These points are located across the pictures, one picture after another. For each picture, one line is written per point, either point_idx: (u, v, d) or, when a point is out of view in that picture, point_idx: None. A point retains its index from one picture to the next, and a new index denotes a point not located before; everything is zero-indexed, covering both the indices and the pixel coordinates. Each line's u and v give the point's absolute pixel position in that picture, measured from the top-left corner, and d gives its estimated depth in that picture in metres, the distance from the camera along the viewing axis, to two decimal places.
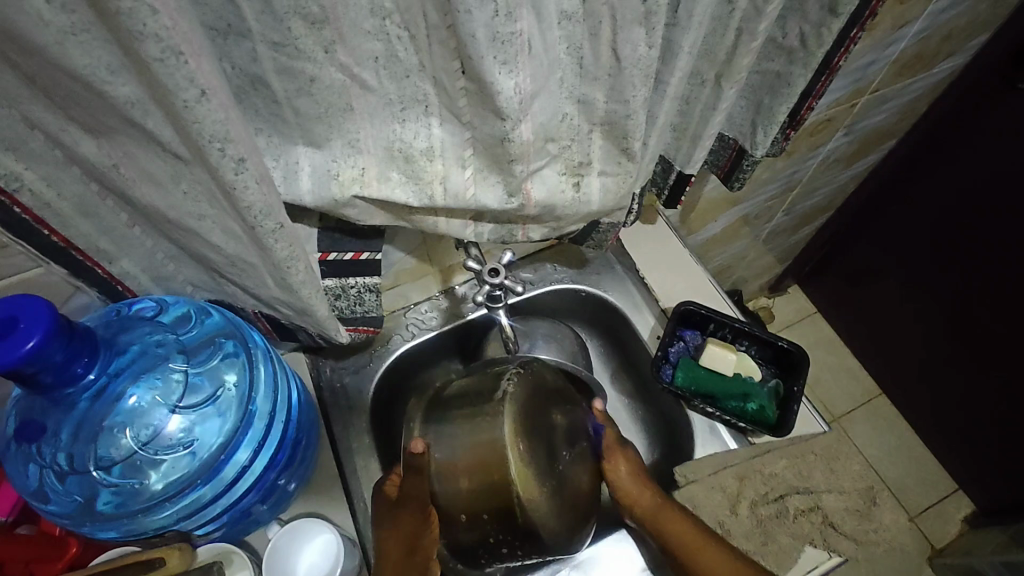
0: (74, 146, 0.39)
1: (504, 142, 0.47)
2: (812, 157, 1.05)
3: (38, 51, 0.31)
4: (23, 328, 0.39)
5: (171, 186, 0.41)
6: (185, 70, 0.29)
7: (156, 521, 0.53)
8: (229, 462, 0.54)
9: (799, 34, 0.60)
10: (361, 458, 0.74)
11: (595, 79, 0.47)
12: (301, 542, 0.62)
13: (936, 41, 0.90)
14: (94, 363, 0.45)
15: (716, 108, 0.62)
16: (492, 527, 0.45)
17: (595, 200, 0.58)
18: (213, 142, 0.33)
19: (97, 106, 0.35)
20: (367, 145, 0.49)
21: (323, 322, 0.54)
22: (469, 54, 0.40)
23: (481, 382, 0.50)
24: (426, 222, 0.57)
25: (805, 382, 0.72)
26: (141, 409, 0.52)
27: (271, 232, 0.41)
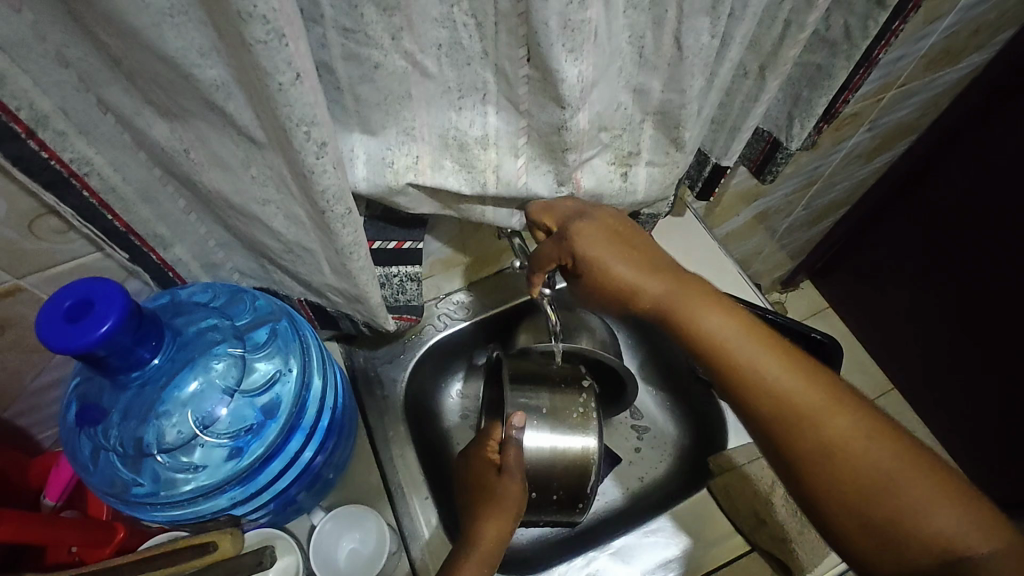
0: (146, 130, 0.39)
1: (561, 130, 0.48)
2: (835, 152, 1.05)
3: (132, 32, 0.31)
4: (98, 310, 0.39)
5: (240, 171, 0.41)
6: (285, 54, 0.29)
7: (210, 506, 0.54)
8: (286, 448, 0.56)
9: (843, 26, 0.60)
10: (397, 446, 0.73)
11: (654, 68, 0.48)
12: (344, 529, 0.63)
13: (964, 36, 0.91)
14: (158, 347, 0.45)
15: (758, 99, 0.63)
16: (557, 488, 0.64)
17: (641, 190, 0.58)
18: (300, 126, 0.33)
19: (178, 89, 0.35)
20: (423, 133, 0.49)
21: (373, 309, 0.55)
22: (538, 41, 0.41)
23: (561, 385, 0.66)
24: (474, 211, 0.58)
25: (840, 373, 0.74)
26: (200, 395, 0.52)
27: (340, 217, 0.41)
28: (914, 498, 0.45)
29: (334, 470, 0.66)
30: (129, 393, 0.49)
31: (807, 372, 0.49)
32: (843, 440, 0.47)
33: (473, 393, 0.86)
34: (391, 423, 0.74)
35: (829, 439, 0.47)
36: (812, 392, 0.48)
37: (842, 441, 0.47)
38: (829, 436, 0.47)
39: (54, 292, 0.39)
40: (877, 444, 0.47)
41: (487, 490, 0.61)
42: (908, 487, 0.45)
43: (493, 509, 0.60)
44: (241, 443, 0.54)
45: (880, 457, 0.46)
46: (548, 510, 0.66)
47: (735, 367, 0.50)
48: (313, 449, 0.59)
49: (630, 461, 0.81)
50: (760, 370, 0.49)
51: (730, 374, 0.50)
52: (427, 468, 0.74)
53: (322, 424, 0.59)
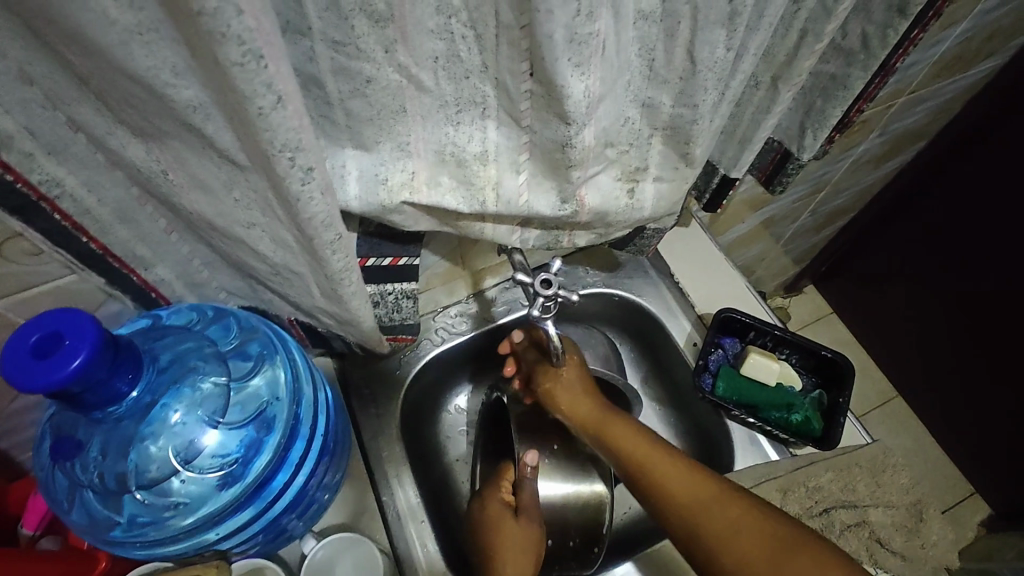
0: (120, 150, 0.37)
1: (566, 148, 0.45)
2: (843, 158, 1.03)
3: (98, 50, 0.28)
4: (69, 344, 0.36)
5: (222, 194, 0.38)
6: (263, 76, 0.27)
7: (195, 543, 0.51)
8: (276, 478, 0.54)
9: (861, 35, 0.58)
10: (393, 467, 0.70)
11: (664, 82, 0.45)
12: (337, 557, 0.60)
13: (979, 40, 0.88)
14: (137, 379, 0.42)
15: (770, 111, 0.60)
16: (573, 534, 0.68)
17: (648, 207, 0.56)
18: (283, 151, 0.31)
19: (152, 109, 0.32)
20: (418, 149, 0.46)
21: (367, 332, 0.52)
22: (542, 56, 0.38)
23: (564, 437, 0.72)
24: (473, 227, 0.55)
25: (852, 394, 0.71)
26: (183, 427, 0.49)
27: (330, 243, 0.38)
28: None
29: (327, 494, 0.64)
30: (104, 427, 0.46)
31: (651, 446, 0.60)
32: (684, 500, 0.55)
33: (472, 408, 0.83)
34: (386, 442, 0.72)
35: (675, 504, 0.55)
36: (665, 468, 0.58)
37: (688, 507, 0.55)
38: (676, 501, 0.56)
39: (21, 325, 0.37)
40: (716, 507, 0.53)
41: (505, 527, 0.61)
42: (721, 517, 0.53)
43: (514, 544, 0.60)
44: (228, 476, 0.51)
45: (720, 516, 0.53)
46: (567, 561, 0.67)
47: (606, 441, 0.63)
48: (304, 476, 0.56)
49: None
50: (626, 451, 0.61)
51: (605, 447, 0.63)
52: (423, 489, 0.72)
53: (313, 450, 0.57)
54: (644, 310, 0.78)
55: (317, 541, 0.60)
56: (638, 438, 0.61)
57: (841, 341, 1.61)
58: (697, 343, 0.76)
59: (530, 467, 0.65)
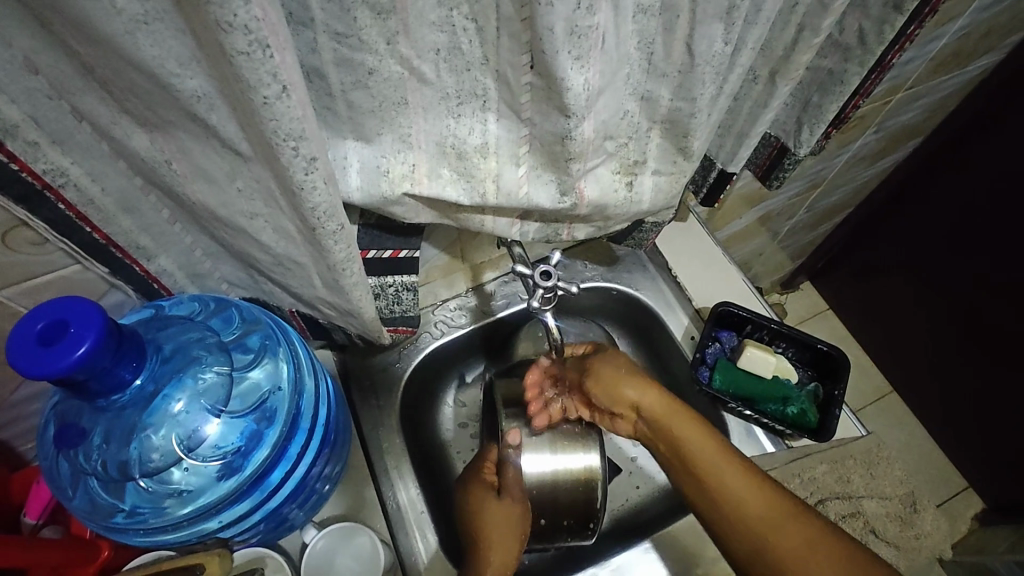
0: (125, 140, 0.37)
1: (565, 140, 0.45)
2: (840, 154, 1.03)
3: (104, 39, 0.28)
4: (75, 332, 0.37)
5: (225, 183, 0.39)
6: (269, 65, 0.27)
7: (197, 530, 0.52)
8: (277, 467, 0.54)
9: (858, 30, 0.58)
10: (392, 459, 0.71)
11: (663, 75, 0.46)
12: (338, 546, 0.61)
13: (976, 37, 0.89)
14: (140, 368, 0.43)
15: (768, 105, 0.60)
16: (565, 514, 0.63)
17: (646, 200, 0.56)
18: (287, 141, 0.31)
19: (157, 99, 0.33)
20: (419, 141, 0.47)
21: (367, 323, 0.52)
22: (542, 48, 0.38)
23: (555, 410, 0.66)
24: (472, 220, 0.56)
25: (847, 387, 0.71)
26: (186, 416, 0.49)
27: (332, 233, 0.39)
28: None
29: (327, 485, 0.64)
30: (107, 415, 0.46)
31: (724, 452, 0.58)
32: (758, 520, 0.55)
33: (471, 401, 0.84)
34: (386, 434, 0.72)
35: (748, 524, 0.55)
36: (733, 479, 0.56)
37: (762, 525, 0.54)
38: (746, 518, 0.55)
39: (28, 312, 0.37)
40: (795, 531, 0.54)
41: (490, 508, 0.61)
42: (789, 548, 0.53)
43: (496, 525, 0.60)
44: (232, 463, 0.51)
45: (794, 544, 0.53)
46: (560, 536, 0.64)
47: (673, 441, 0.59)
48: (305, 467, 0.57)
49: (629, 471, 0.80)
50: (692, 452, 0.58)
51: (669, 445, 0.60)
52: (422, 480, 0.73)
53: (314, 441, 0.57)
54: (642, 304, 0.79)
55: (319, 530, 0.61)
56: (717, 443, 0.58)
57: (838, 337, 1.62)
58: (695, 337, 0.76)
59: (514, 444, 0.63)
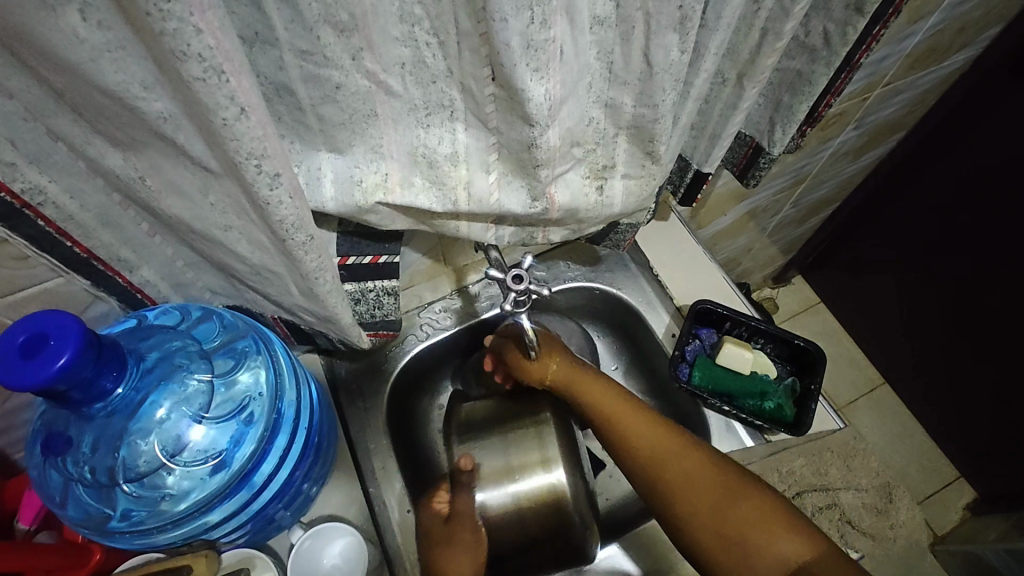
0: (100, 159, 0.38)
1: (531, 148, 0.47)
2: (822, 150, 1.04)
3: (71, 67, 0.30)
4: (54, 344, 0.38)
5: (199, 198, 0.40)
6: (226, 89, 0.28)
7: (183, 534, 0.53)
8: (258, 470, 0.55)
9: (823, 33, 0.59)
10: (379, 460, 0.72)
11: (624, 83, 0.47)
12: (323, 544, 0.63)
13: (951, 32, 0.90)
14: (122, 377, 0.44)
15: (737, 108, 0.62)
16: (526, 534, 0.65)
17: (618, 203, 0.57)
18: (250, 159, 0.32)
19: (126, 120, 0.34)
20: (391, 151, 0.48)
21: (346, 329, 0.54)
22: (501, 62, 0.39)
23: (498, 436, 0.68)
24: (448, 225, 0.57)
25: (823, 380, 0.73)
26: (167, 423, 0.51)
27: (302, 244, 0.40)
28: (704, 501, 0.58)
29: (315, 485, 0.65)
30: (93, 423, 0.48)
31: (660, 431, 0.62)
32: (681, 481, 0.59)
33: None
34: (373, 436, 0.74)
35: (639, 454, 0.62)
36: (670, 446, 0.61)
37: (700, 484, 0.59)
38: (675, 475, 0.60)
39: (9, 326, 0.38)
40: (677, 461, 0.60)
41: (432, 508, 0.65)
42: (731, 496, 0.58)
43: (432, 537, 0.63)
44: (216, 466, 0.53)
45: (688, 471, 0.59)
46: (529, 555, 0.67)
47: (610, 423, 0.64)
48: (289, 469, 0.58)
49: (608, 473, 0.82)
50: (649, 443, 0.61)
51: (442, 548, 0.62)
52: (409, 482, 0.74)
53: (297, 444, 0.58)
54: (624, 303, 0.80)
55: (305, 530, 0.62)
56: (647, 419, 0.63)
57: (829, 330, 1.63)
58: (676, 335, 0.78)
59: (467, 469, 0.65)
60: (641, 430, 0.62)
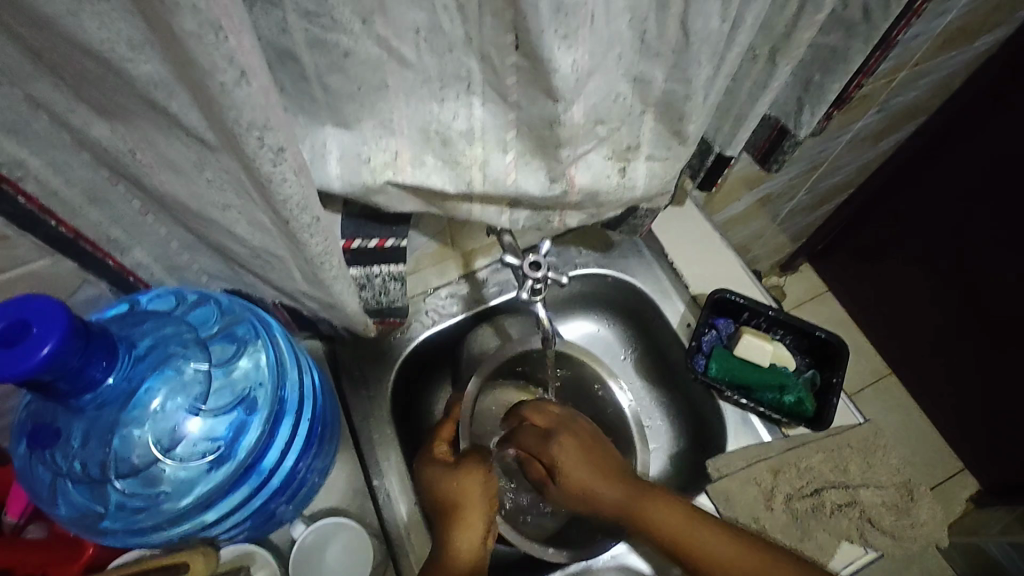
0: (85, 129, 0.35)
1: (554, 125, 0.43)
2: (842, 134, 1.01)
3: (48, 22, 0.26)
4: (37, 333, 0.35)
5: (193, 174, 0.37)
6: (224, 49, 0.25)
7: (180, 531, 0.51)
8: (259, 464, 0.53)
9: (862, 5, 0.55)
10: (383, 450, 0.70)
11: (656, 55, 0.44)
12: (326, 542, 0.60)
13: (984, 12, 0.86)
14: (112, 366, 0.41)
15: (768, 86, 0.58)
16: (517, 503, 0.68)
17: (640, 186, 0.54)
18: (251, 130, 0.29)
19: (113, 86, 0.31)
20: (401, 126, 0.44)
21: (351, 317, 0.51)
22: (527, 27, 0.36)
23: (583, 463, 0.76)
24: (460, 208, 0.53)
25: (845, 374, 0.71)
26: (161, 414, 0.48)
27: (306, 226, 0.37)
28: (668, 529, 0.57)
29: (318, 478, 0.63)
30: (84, 416, 0.45)
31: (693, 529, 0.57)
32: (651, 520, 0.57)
33: None
34: (377, 425, 0.71)
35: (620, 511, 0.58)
36: (703, 538, 0.56)
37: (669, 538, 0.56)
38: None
39: None
40: (649, 506, 0.58)
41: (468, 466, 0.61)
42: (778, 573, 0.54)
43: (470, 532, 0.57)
44: (215, 460, 0.50)
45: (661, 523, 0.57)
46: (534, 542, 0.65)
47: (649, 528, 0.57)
48: (292, 462, 0.56)
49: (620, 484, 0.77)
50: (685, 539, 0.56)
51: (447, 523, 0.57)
52: (412, 466, 0.71)
53: (300, 436, 0.56)
54: (637, 290, 0.78)
55: (307, 525, 0.60)
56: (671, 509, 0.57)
57: (836, 319, 1.60)
58: (691, 325, 0.75)
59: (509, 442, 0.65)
60: (602, 487, 0.58)
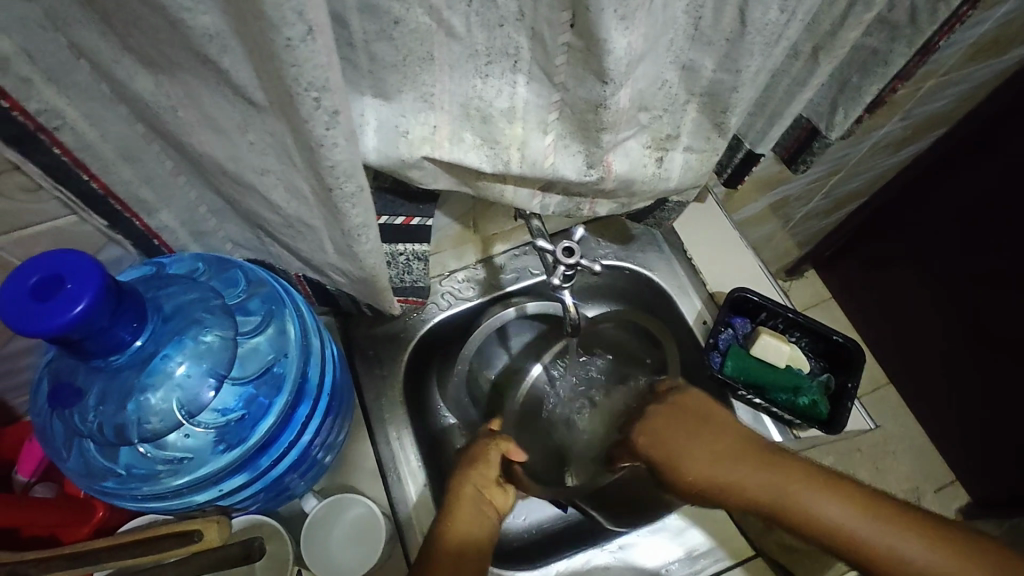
0: (128, 82, 0.34)
1: (599, 108, 0.43)
2: (864, 140, 1.00)
3: None
4: (71, 288, 0.34)
5: (236, 135, 0.36)
6: (295, 2, 0.24)
7: (198, 497, 0.51)
8: (280, 439, 0.52)
9: (909, 7, 0.55)
10: (394, 430, 0.69)
11: (708, 43, 0.43)
12: (333, 518, 0.59)
13: (1017, 25, 0.85)
14: (140, 328, 0.41)
15: (807, 84, 0.57)
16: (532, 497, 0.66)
17: (675, 177, 0.54)
18: (309, 91, 0.28)
19: (164, 37, 0.30)
20: (442, 101, 0.43)
21: (378, 292, 0.50)
22: (587, 4, 0.35)
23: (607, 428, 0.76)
24: (492, 189, 0.53)
25: (861, 379, 0.72)
26: (189, 381, 0.47)
27: (349, 195, 0.36)
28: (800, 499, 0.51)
29: (330, 453, 0.63)
30: (106, 377, 0.45)
31: (866, 493, 0.51)
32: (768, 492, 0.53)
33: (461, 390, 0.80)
34: (388, 404, 0.70)
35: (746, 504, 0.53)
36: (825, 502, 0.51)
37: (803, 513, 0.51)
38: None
39: (18, 266, 0.34)
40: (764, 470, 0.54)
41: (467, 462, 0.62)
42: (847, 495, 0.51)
43: (466, 509, 0.57)
44: (238, 431, 0.50)
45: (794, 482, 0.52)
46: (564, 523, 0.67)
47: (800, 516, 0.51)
48: (310, 437, 0.55)
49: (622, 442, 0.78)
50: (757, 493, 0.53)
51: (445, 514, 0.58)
52: (421, 449, 0.71)
53: (321, 412, 0.55)
54: (653, 284, 0.77)
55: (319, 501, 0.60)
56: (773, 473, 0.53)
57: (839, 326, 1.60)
58: (708, 321, 0.75)
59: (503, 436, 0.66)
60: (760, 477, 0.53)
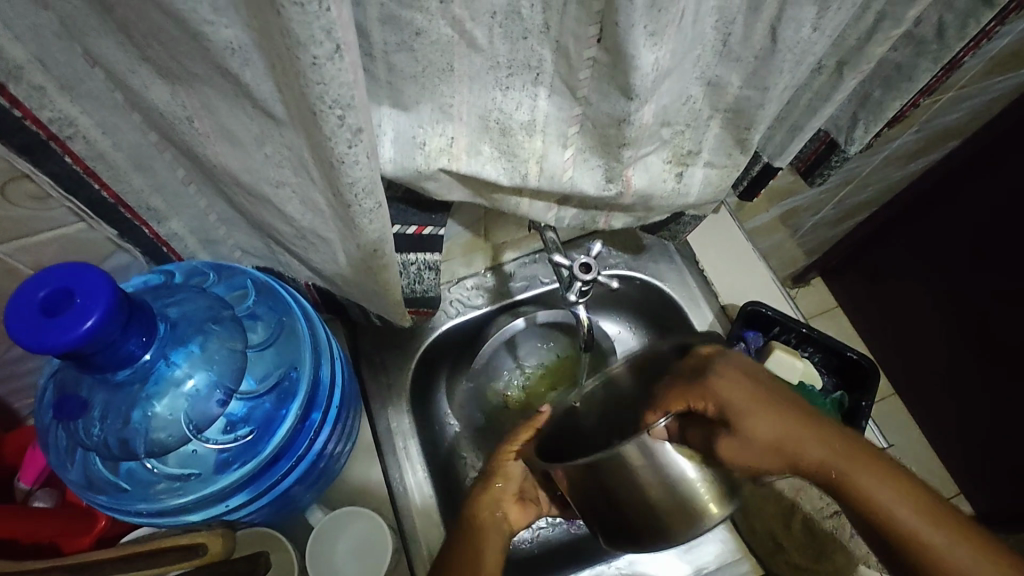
0: (142, 92, 0.33)
1: (622, 123, 0.42)
2: (878, 152, 0.99)
3: None
4: (80, 303, 0.34)
5: (252, 148, 0.35)
6: (324, 19, 0.23)
7: (205, 512, 0.49)
8: (289, 452, 0.51)
9: (937, 23, 0.54)
10: (400, 440, 0.68)
11: (736, 59, 0.42)
12: (337, 532, 0.58)
13: None
14: (150, 341, 0.40)
15: (829, 98, 0.56)
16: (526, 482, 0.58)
17: (694, 192, 0.53)
18: (333, 108, 0.27)
19: (183, 48, 0.29)
20: (461, 113, 0.42)
21: (391, 305, 0.49)
22: (617, 20, 0.34)
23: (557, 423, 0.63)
24: (507, 201, 0.52)
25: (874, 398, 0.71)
26: (199, 392, 0.46)
27: (368, 211, 0.35)
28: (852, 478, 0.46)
29: (336, 462, 0.61)
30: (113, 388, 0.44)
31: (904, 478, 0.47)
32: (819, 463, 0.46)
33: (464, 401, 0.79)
34: (394, 413, 0.69)
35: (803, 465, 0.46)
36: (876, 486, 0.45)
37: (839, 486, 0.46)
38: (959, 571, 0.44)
39: (28, 279, 0.34)
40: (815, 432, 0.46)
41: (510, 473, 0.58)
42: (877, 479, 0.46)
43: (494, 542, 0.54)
44: (248, 444, 0.49)
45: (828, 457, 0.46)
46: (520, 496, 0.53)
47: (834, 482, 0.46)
48: (319, 450, 0.54)
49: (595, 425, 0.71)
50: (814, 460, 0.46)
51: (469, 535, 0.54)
52: (427, 460, 0.70)
53: (330, 423, 0.54)
54: (665, 294, 0.76)
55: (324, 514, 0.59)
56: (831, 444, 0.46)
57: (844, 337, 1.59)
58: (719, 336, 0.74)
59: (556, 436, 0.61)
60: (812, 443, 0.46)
